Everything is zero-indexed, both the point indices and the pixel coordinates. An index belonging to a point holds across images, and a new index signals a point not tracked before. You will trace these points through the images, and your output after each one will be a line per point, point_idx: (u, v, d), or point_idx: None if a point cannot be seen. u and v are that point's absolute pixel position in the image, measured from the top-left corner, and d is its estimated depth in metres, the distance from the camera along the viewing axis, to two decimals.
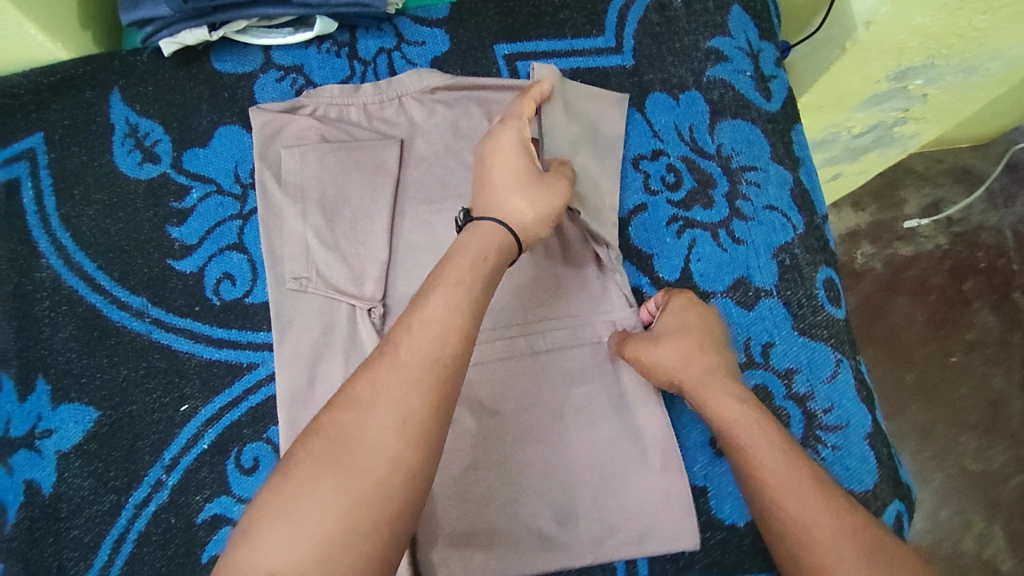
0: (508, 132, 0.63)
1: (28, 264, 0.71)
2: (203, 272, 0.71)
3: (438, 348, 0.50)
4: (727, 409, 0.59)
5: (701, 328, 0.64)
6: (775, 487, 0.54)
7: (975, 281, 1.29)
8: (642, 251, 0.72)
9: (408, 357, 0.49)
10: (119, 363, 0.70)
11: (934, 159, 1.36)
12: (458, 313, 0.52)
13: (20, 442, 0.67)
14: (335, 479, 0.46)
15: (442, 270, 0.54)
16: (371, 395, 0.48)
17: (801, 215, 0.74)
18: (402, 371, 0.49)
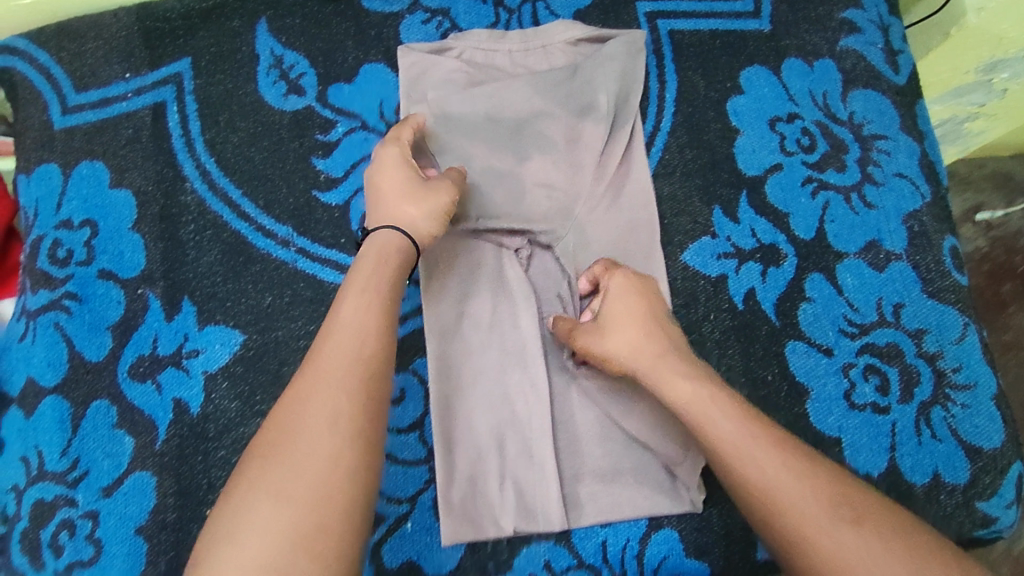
0: (390, 152, 0.65)
1: (173, 187, 0.73)
2: (349, 205, 0.72)
3: (362, 345, 0.52)
4: (677, 391, 0.56)
5: (637, 307, 0.61)
6: (733, 452, 0.51)
7: (1012, 285, 1.17)
8: (778, 210, 0.73)
9: (334, 361, 0.51)
10: (265, 289, 0.70)
11: (976, 163, 1.25)
12: (372, 313, 0.54)
13: (168, 361, 0.67)
14: (274, 489, 0.46)
15: (348, 283, 0.57)
16: (305, 400, 0.50)
17: (929, 185, 0.75)
18: (331, 371, 0.51)
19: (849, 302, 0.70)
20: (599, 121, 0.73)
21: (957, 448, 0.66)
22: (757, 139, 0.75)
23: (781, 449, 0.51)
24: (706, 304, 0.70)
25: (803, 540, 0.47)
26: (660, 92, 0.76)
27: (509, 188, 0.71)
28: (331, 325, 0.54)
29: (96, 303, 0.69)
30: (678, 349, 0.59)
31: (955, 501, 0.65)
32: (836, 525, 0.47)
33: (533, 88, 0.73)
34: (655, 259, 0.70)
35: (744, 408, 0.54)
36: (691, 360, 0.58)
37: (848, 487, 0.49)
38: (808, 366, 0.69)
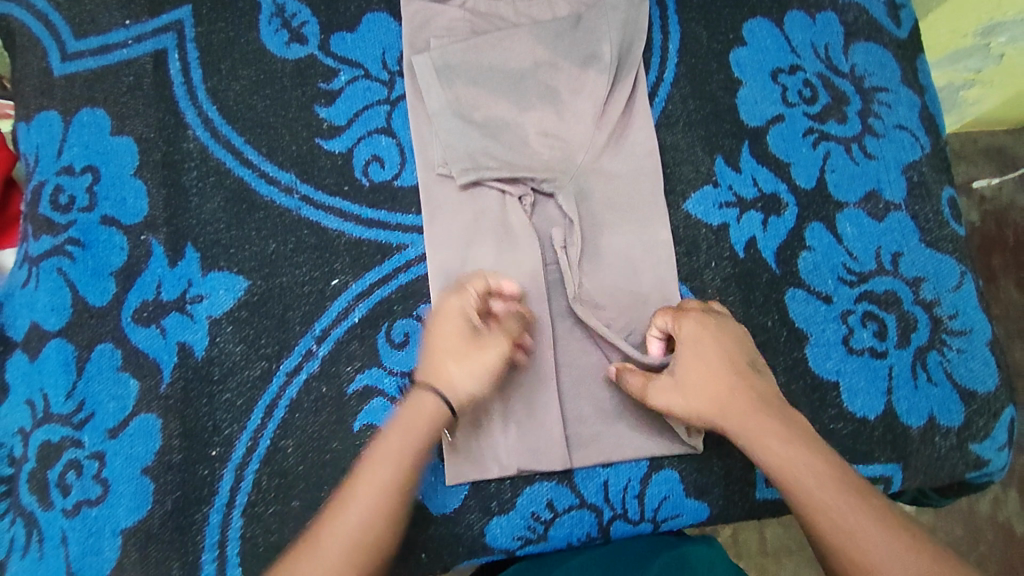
0: (450, 303, 0.62)
1: (176, 134, 0.72)
2: (352, 152, 0.72)
3: (360, 528, 0.54)
4: (774, 454, 0.56)
5: (720, 359, 0.60)
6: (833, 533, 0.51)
7: (1001, 259, 1.17)
8: (780, 160, 0.73)
9: (332, 531, 0.54)
10: (268, 236, 0.70)
11: (969, 137, 1.21)
12: (382, 490, 0.56)
13: (172, 306, 0.68)
14: None
15: (381, 434, 0.59)
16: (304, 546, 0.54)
17: (929, 137, 0.76)
18: (324, 544, 0.53)
19: (848, 251, 0.71)
20: (601, 69, 0.72)
21: (952, 391, 0.68)
22: (759, 90, 0.75)
23: (857, 493, 0.53)
24: (707, 252, 0.71)
25: None
26: (662, 43, 0.77)
27: (511, 135, 0.71)
28: (351, 480, 0.57)
29: (99, 249, 0.69)
30: (770, 403, 0.59)
31: (949, 443, 0.67)
32: None
33: (534, 36, 0.73)
34: (657, 207, 0.71)
35: (829, 459, 0.55)
36: (787, 418, 0.58)
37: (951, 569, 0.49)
38: (807, 312, 0.69)
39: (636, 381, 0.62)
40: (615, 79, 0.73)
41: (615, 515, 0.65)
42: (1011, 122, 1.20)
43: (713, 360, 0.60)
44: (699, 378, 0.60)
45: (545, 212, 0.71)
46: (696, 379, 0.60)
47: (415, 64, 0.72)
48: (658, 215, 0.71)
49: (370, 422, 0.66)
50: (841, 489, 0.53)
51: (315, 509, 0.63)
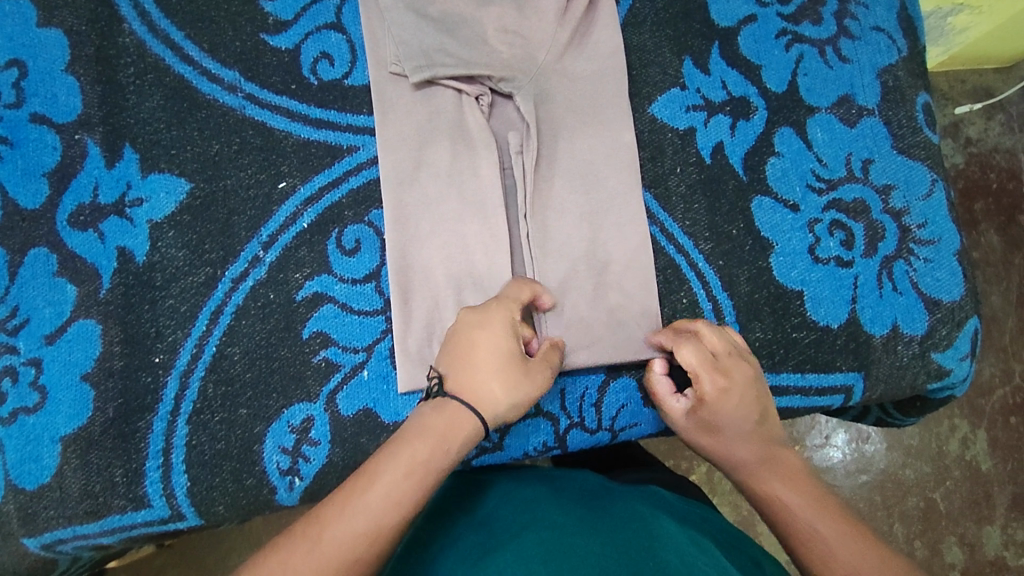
0: (497, 311, 0.57)
1: (110, 28, 0.67)
2: (299, 50, 0.68)
3: (365, 544, 0.47)
4: (770, 488, 0.56)
5: (739, 419, 0.58)
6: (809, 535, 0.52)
7: (984, 203, 1.14)
8: (750, 62, 0.70)
9: (331, 542, 0.47)
10: (211, 137, 0.66)
11: (958, 78, 1.18)
12: (393, 509, 0.49)
13: (111, 209, 0.64)
14: None
15: (398, 441, 0.52)
16: (278, 551, 0.47)
17: (907, 40, 0.73)
18: (320, 556, 0.46)
19: (818, 157, 0.69)
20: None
21: (917, 300, 0.67)
22: None
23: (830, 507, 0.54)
24: (674, 157, 0.68)
25: None
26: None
27: (467, 33, 0.67)
28: (358, 483, 0.50)
29: (29, 148, 0.65)
30: (771, 449, 0.59)
31: (911, 352, 0.66)
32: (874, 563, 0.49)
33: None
34: (621, 110, 0.68)
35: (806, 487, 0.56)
36: (785, 461, 0.58)
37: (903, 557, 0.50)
38: (774, 218, 0.67)
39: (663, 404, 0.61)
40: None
41: (572, 424, 0.63)
42: (1000, 61, 1.17)
43: (732, 417, 0.58)
44: (711, 444, 0.59)
45: (503, 113, 0.68)
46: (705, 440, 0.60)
47: None
48: (623, 118, 0.68)
49: (320, 329, 0.63)
50: (826, 512, 0.53)
51: (263, 418, 0.62)
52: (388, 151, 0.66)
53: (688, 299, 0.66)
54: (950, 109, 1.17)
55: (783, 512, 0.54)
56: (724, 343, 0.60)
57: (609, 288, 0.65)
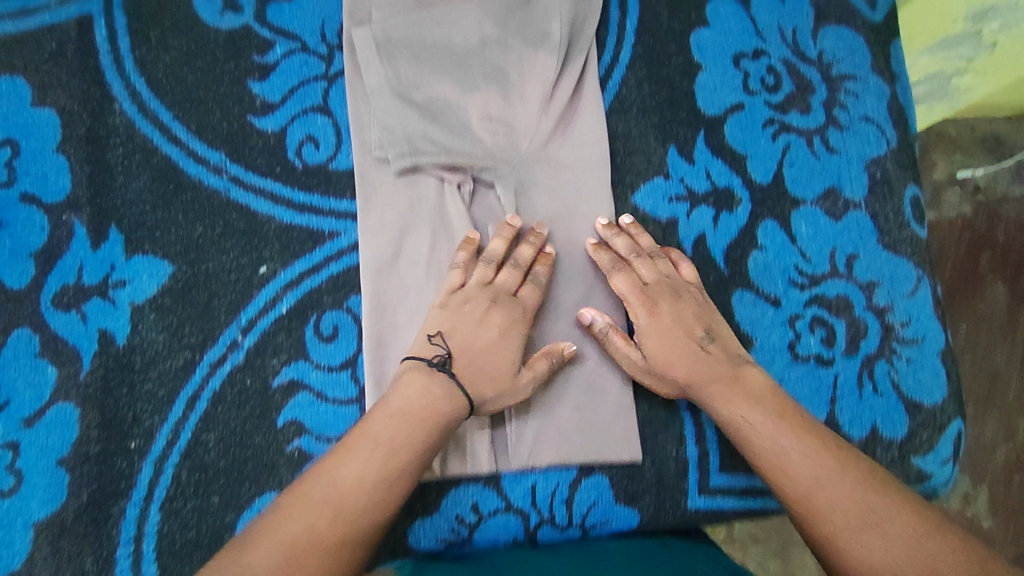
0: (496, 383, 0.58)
1: (100, 107, 0.68)
2: (285, 132, 0.68)
3: (377, 463, 0.52)
4: (738, 408, 0.57)
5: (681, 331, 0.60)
6: (770, 449, 0.54)
7: (994, 254, 1.09)
8: (736, 152, 0.70)
9: (345, 477, 0.51)
10: (195, 219, 0.67)
11: None
12: (399, 480, 0.52)
13: (94, 290, 0.65)
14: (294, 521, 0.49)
15: (401, 413, 0.54)
16: (297, 513, 0.50)
17: (896, 130, 0.72)
18: (334, 479, 0.51)
19: (802, 252, 0.69)
20: (551, 51, 0.69)
21: (897, 402, 0.66)
22: (719, 76, 0.72)
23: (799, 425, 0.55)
24: None
25: (824, 501, 0.50)
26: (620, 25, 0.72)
27: (451, 119, 0.68)
28: (364, 453, 0.52)
29: (18, 228, 0.65)
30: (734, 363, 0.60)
31: (891, 456, 0.65)
32: (832, 469, 0.52)
33: (478, 11, 0.69)
34: (603, 199, 0.68)
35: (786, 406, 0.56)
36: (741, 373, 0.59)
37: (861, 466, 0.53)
38: (755, 312, 0.67)
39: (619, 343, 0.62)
40: (563, 62, 0.69)
41: (542, 520, 0.63)
42: None
43: (673, 331, 0.60)
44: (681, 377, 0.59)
45: (485, 203, 0.68)
46: (660, 356, 0.60)
47: (355, 34, 0.68)
48: (604, 208, 0.68)
49: (294, 418, 0.64)
50: (792, 432, 0.54)
51: (234, 506, 0.62)
52: (369, 234, 0.66)
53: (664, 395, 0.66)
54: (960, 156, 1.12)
55: (758, 448, 0.55)
56: (654, 262, 0.64)
57: (585, 380, 0.64)
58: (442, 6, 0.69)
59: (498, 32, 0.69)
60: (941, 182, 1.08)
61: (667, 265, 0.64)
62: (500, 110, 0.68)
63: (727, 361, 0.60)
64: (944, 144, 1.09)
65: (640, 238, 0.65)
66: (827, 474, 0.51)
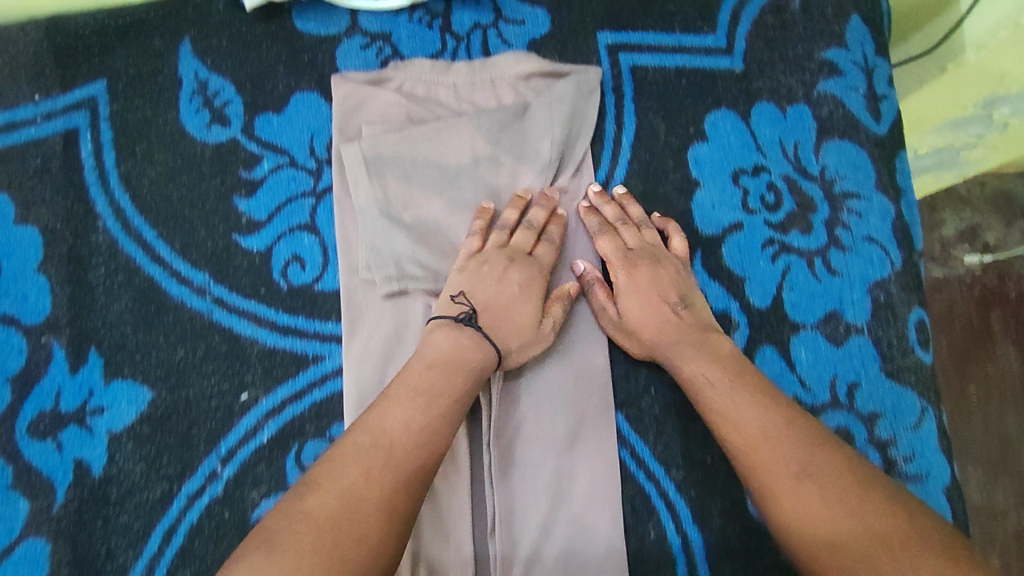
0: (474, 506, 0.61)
1: (84, 225, 0.66)
2: (271, 251, 0.67)
3: (421, 412, 0.53)
4: (695, 365, 0.58)
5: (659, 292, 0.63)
6: (719, 402, 0.55)
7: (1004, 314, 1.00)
8: (733, 273, 0.69)
9: (391, 426, 0.52)
10: (177, 342, 0.65)
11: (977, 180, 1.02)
12: (447, 421, 0.54)
13: (71, 417, 0.63)
14: (349, 471, 0.49)
15: (437, 365, 0.56)
16: (349, 463, 0.49)
17: (901, 251, 0.70)
18: (377, 429, 0.52)
19: (801, 380, 0.67)
20: (540, 171, 0.67)
21: None
22: (718, 194, 0.70)
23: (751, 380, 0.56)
24: (648, 376, 0.68)
25: (766, 454, 0.51)
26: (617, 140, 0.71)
27: (440, 240, 0.66)
28: (410, 396, 0.54)
29: None
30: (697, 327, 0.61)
31: None
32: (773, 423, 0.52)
33: (470, 127, 0.67)
34: (596, 326, 0.67)
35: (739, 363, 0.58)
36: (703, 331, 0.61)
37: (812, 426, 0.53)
38: None
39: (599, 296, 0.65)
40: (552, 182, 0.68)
41: None
42: None
43: (649, 296, 0.63)
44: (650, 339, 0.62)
45: None
46: (637, 316, 0.62)
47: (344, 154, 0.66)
48: (595, 335, 0.67)
49: None
50: (742, 387, 0.55)
51: None
52: (355, 359, 0.65)
53: (656, 532, 0.65)
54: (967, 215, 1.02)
55: (710, 404, 0.56)
56: (640, 231, 0.66)
57: (571, 519, 0.63)
58: (434, 123, 0.67)
59: (491, 150, 0.67)
60: (946, 238, 1.03)
61: (655, 234, 0.66)
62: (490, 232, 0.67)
63: (703, 324, 0.62)
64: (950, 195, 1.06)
65: (629, 209, 0.68)
66: (766, 424, 0.52)
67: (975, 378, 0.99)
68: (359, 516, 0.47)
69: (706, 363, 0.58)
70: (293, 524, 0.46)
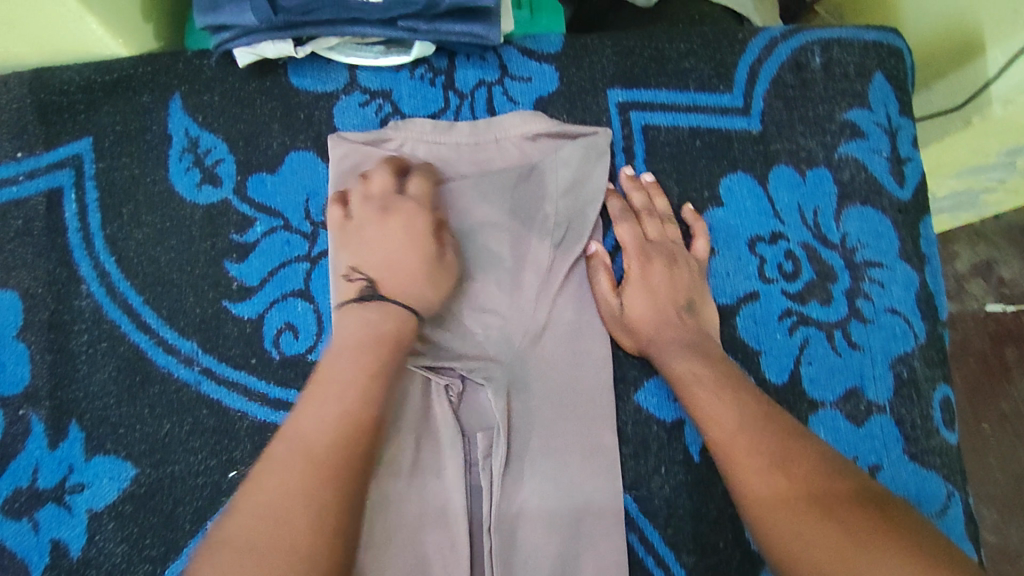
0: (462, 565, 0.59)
1: (67, 290, 0.63)
2: (262, 319, 0.63)
3: (335, 404, 0.49)
4: (680, 363, 0.59)
5: (667, 280, 0.63)
6: (699, 412, 0.56)
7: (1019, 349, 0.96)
8: (748, 346, 0.66)
9: (306, 428, 0.48)
10: (163, 415, 0.62)
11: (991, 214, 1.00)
12: (372, 408, 0.50)
13: (49, 495, 0.60)
14: (272, 480, 0.45)
15: (347, 349, 0.52)
16: (266, 475, 0.45)
17: (925, 323, 0.67)
18: (288, 434, 0.48)
19: None
20: (543, 235, 0.64)
21: None
22: (732, 261, 0.67)
23: (731, 383, 0.57)
24: (658, 453, 0.64)
25: (739, 454, 0.52)
26: (629, 201, 0.67)
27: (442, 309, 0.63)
28: (332, 396, 0.49)
29: None
30: (695, 329, 0.62)
31: None
32: (748, 424, 0.53)
33: (475, 190, 0.64)
34: (605, 402, 0.64)
35: (720, 367, 0.59)
36: (701, 335, 0.62)
37: (787, 428, 0.53)
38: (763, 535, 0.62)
39: (603, 278, 0.64)
40: (557, 248, 0.64)
41: None
42: None
43: (657, 294, 0.63)
44: (647, 330, 0.62)
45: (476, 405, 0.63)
46: (643, 311, 0.63)
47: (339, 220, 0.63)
48: (603, 413, 0.63)
49: None
50: (723, 389, 0.56)
51: None
52: None
53: None
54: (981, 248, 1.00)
55: (694, 396, 0.57)
56: (663, 225, 0.66)
57: None
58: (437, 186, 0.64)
59: (495, 216, 0.64)
60: (959, 273, 1.00)
61: (678, 233, 0.66)
62: (492, 302, 0.63)
63: (704, 334, 0.62)
64: (962, 235, 1.01)
65: (654, 201, 0.67)
66: (742, 424, 0.53)
67: (988, 416, 0.95)
68: (287, 521, 0.43)
69: (687, 361, 0.59)
70: (220, 552, 0.43)
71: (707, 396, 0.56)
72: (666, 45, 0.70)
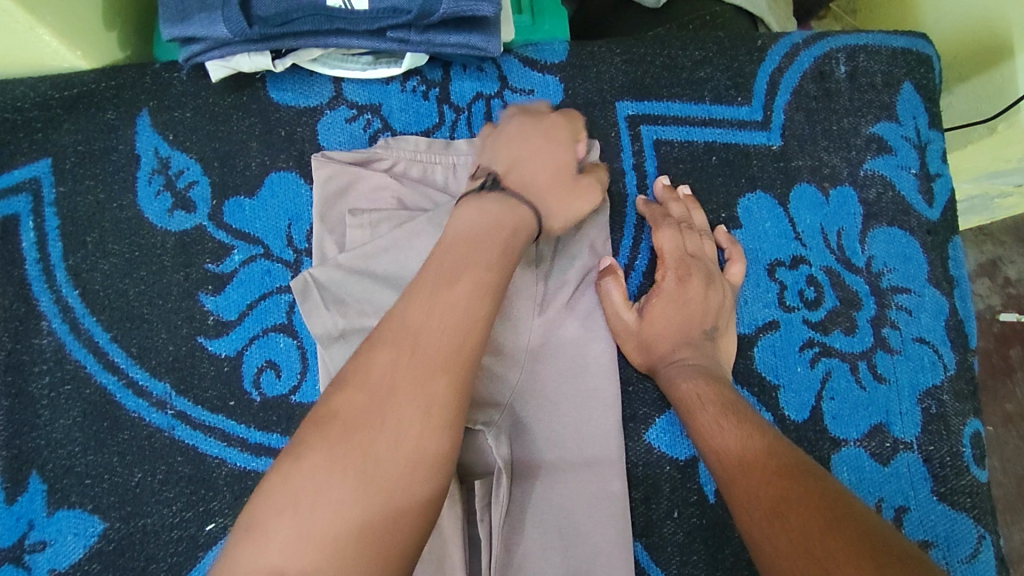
0: None
1: (25, 328, 0.58)
2: (241, 356, 0.58)
3: (471, 289, 0.44)
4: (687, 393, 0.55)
5: (695, 305, 0.58)
6: (718, 467, 0.49)
7: None
8: (766, 380, 0.61)
9: (419, 310, 0.43)
10: (133, 464, 0.56)
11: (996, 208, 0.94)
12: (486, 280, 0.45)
13: (6, 556, 0.54)
14: (393, 356, 0.41)
15: (468, 231, 0.48)
16: (376, 354, 0.41)
17: (954, 353, 0.63)
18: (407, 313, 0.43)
19: None
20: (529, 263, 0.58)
21: None
22: (750, 288, 0.62)
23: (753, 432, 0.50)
24: (670, 497, 0.59)
25: (749, 517, 0.44)
26: (664, 212, 0.61)
27: None
28: (446, 274, 0.45)
29: None
30: (715, 366, 0.57)
31: None
32: (761, 479, 0.46)
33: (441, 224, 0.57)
34: (614, 445, 0.59)
35: (747, 419, 0.52)
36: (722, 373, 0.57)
37: (807, 484, 0.44)
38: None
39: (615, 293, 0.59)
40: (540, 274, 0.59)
41: None
42: None
43: (687, 311, 0.58)
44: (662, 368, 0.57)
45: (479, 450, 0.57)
46: (660, 339, 0.58)
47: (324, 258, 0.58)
48: (612, 456, 0.59)
49: None
50: (739, 438, 0.50)
51: None
52: None
53: None
54: (987, 246, 0.94)
55: (707, 441, 0.52)
56: (703, 240, 0.61)
57: None
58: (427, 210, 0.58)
59: None
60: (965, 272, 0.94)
61: (713, 247, 0.61)
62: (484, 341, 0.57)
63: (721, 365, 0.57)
64: (969, 233, 0.95)
65: (693, 214, 0.62)
66: (756, 480, 0.46)
67: (993, 418, 0.90)
68: (399, 416, 0.39)
69: (693, 381, 0.55)
70: (307, 473, 0.37)
71: (716, 451, 0.50)
72: (679, 52, 0.65)
